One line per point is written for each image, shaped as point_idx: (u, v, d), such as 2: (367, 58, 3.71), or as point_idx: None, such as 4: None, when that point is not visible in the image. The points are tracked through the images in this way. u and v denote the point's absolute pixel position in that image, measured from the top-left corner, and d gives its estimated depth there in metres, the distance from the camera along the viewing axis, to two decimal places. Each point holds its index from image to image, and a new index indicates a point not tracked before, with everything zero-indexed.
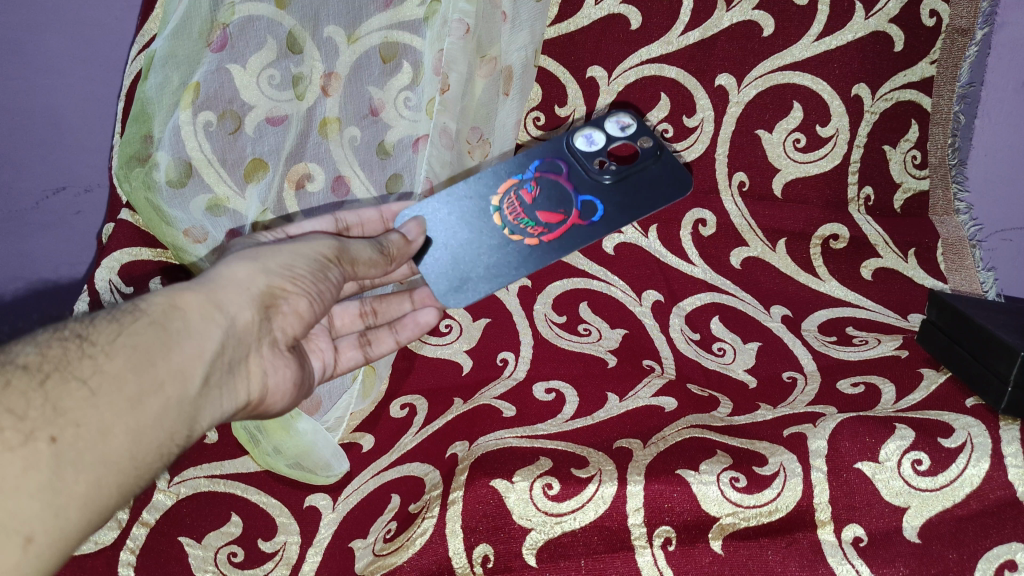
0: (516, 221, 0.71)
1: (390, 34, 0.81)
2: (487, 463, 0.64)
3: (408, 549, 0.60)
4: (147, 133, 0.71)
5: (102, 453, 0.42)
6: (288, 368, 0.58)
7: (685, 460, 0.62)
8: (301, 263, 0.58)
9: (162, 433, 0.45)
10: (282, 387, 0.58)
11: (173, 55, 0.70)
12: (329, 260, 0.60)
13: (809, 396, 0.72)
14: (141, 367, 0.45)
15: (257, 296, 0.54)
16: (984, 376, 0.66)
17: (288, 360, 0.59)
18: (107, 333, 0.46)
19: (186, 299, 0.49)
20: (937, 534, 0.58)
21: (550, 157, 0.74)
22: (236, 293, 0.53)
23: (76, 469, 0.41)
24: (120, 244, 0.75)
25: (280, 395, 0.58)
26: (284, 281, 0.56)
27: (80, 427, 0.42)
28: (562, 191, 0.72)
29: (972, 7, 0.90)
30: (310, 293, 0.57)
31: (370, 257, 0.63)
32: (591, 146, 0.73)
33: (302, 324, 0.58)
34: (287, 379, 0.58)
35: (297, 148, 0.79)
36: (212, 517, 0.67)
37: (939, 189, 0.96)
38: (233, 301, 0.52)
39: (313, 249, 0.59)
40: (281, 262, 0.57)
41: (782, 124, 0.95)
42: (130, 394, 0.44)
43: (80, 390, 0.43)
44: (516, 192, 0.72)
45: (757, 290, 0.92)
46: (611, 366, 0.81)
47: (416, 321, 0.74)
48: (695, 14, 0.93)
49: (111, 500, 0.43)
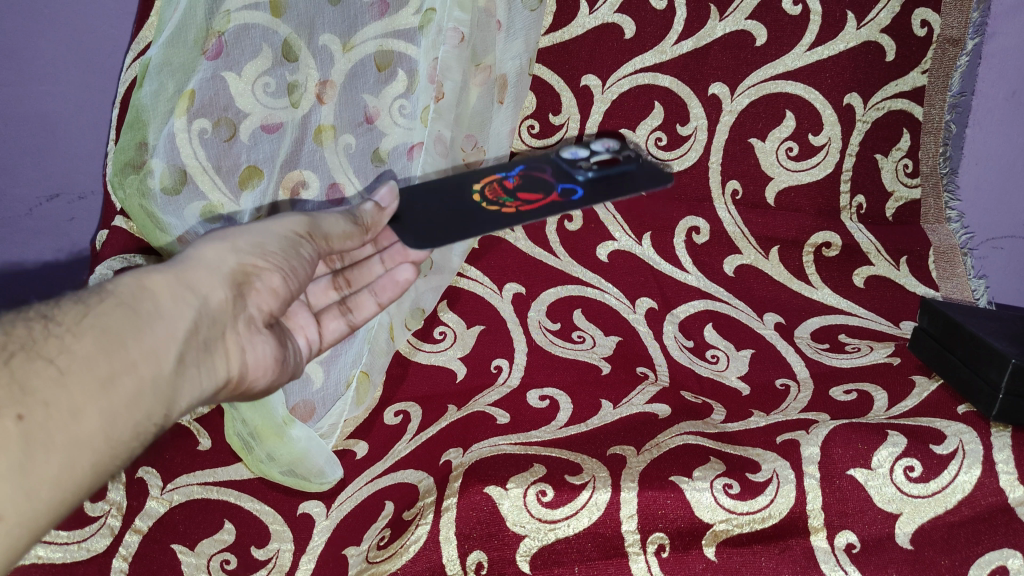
0: (494, 199, 0.70)
1: (385, 43, 0.82)
2: (481, 469, 0.64)
3: (402, 556, 0.60)
4: (142, 140, 0.71)
5: (75, 433, 0.42)
6: (266, 345, 0.58)
7: (679, 466, 0.62)
8: (273, 241, 0.58)
9: (136, 414, 0.45)
10: (262, 364, 0.57)
11: (168, 63, 0.70)
12: (301, 236, 0.60)
13: (802, 403, 0.73)
14: (111, 348, 0.45)
15: (228, 273, 0.54)
16: (975, 384, 0.66)
17: (267, 337, 0.58)
18: (74, 314, 0.45)
19: (154, 281, 0.49)
20: (930, 541, 0.58)
21: (536, 163, 0.75)
22: (206, 273, 0.53)
23: (47, 449, 0.41)
24: (114, 251, 0.75)
25: (262, 372, 0.57)
26: (255, 258, 0.56)
27: (50, 407, 0.41)
28: (544, 183, 0.72)
29: (962, 17, 0.91)
30: (283, 269, 0.57)
31: (343, 229, 0.64)
32: (575, 155, 0.73)
33: (277, 301, 0.57)
34: (267, 356, 0.58)
35: (292, 155, 0.79)
36: (205, 524, 0.66)
37: (931, 197, 0.97)
38: (204, 281, 0.52)
39: (283, 227, 0.60)
40: (251, 240, 0.57)
41: (775, 132, 0.96)
42: (102, 374, 0.44)
43: (49, 369, 0.42)
44: (498, 183, 0.72)
45: (751, 297, 0.93)
46: (605, 373, 0.81)
47: (395, 280, 0.72)
48: (689, 24, 0.94)
49: (85, 480, 0.43)
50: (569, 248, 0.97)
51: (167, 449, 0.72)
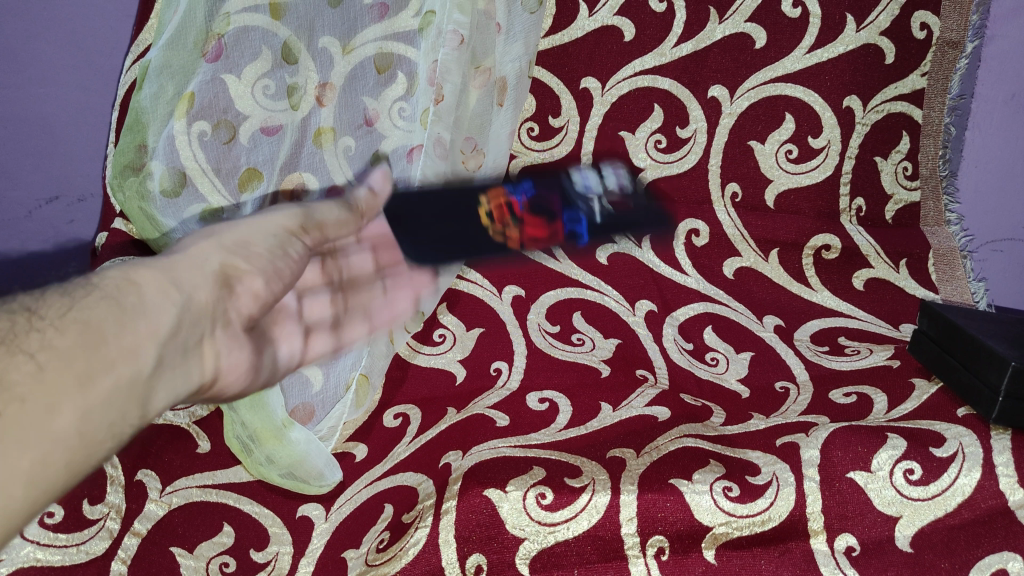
0: (502, 221, 0.80)
1: (385, 45, 0.82)
2: (481, 473, 0.64)
3: (400, 560, 0.60)
4: (142, 142, 0.71)
5: (49, 431, 0.39)
6: (243, 351, 0.55)
7: (679, 469, 0.62)
8: (262, 241, 0.56)
9: (110, 415, 0.42)
10: (238, 369, 0.54)
11: (167, 65, 0.70)
12: (291, 238, 0.59)
13: (801, 406, 0.73)
14: (93, 344, 0.42)
15: (215, 270, 0.52)
16: (975, 387, 0.65)
17: (245, 343, 0.55)
18: (56, 308, 0.42)
19: (142, 276, 0.47)
20: (929, 544, 0.58)
21: (544, 189, 0.83)
22: (194, 270, 0.50)
23: (20, 445, 0.37)
24: (113, 254, 0.74)
25: (235, 379, 0.55)
26: (243, 258, 0.54)
27: (25, 401, 0.38)
28: (549, 211, 0.81)
29: (962, 20, 0.91)
30: (269, 272, 0.55)
31: (337, 218, 0.64)
32: (587, 187, 0.85)
33: (259, 304, 0.55)
34: (243, 361, 0.55)
35: (292, 157, 0.79)
36: (204, 527, 0.66)
37: (930, 200, 0.96)
38: (192, 280, 0.50)
39: (275, 227, 0.58)
40: (239, 240, 0.55)
41: (774, 135, 0.96)
42: (81, 370, 0.40)
43: (27, 362, 0.39)
44: (505, 201, 0.80)
45: (751, 301, 0.93)
46: (604, 375, 0.81)
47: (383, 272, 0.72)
48: (689, 27, 0.94)
49: (57, 481, 0.39)
50: None
51: (166, 452, 0.72)
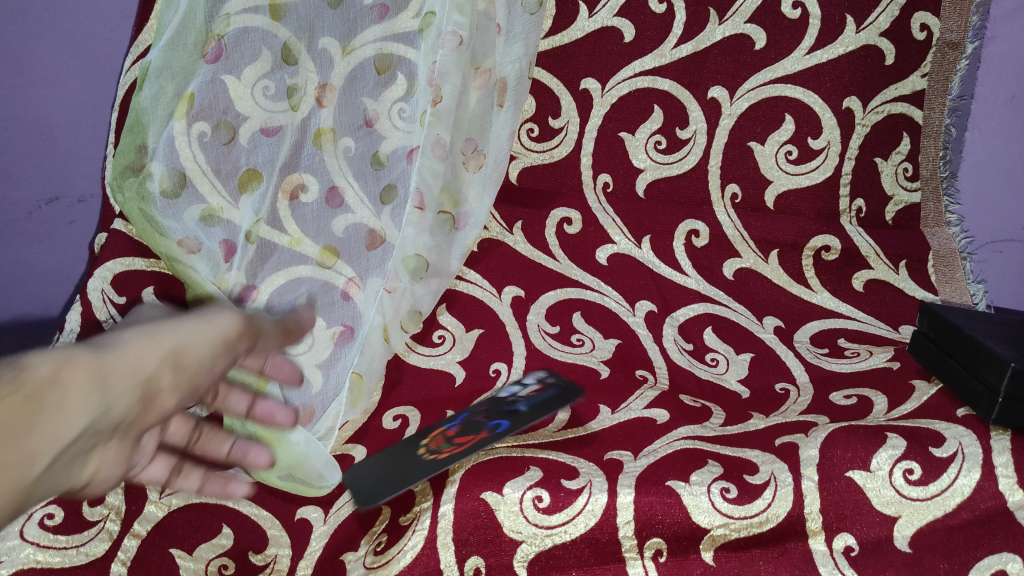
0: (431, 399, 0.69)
1: (385, 46, 0.82)
2: (478, 472, 0.63)
3: (399, 561, 0.59)
4: (142, 143, 0.73)
5: None
6: (119, 463, 0.42)
7: (676, 471, 0.62)
8: (195, 354, 0.42)
9: None
10: (107, 478, 0.42)
11: (168, 66, 0.73)
12: (224, 353, 0.44)
13: (801, 406, 0.73)
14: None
15: (146, 376, 0.39)
16: (975, 388, 0.65)
17: (122, 454, 0.42)
18: None
19: (75, 366, 0.35)
20: (927, 545, 0.58)
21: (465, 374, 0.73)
22: (132, 369, 0.38)
23: None
24: (113, 255, 0.81)
25: (100, 487, 0.42)
26: (168, 371, 0.40)
27: None
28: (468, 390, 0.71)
29: (961, 20, 0.91)
30: (190, 391, 0.42)
31: (275, 337, 0.50)
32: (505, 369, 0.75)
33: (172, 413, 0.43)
34: (117, 471, 0.42)
35: (292, 157, 0.79)
36: (203, 529, 0.66)
37: (930, 202, 0.96)
38: (124, 381, 0.38)
39: (211, 336, 0.44)
40: (180, 341, 0.41)
41: (773, 136, 0.96)
42: None
43: None
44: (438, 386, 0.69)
45: (751, 302, 0.93)
46: (604, 376, 0.81)
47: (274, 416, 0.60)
48: (689, 28, 0.94)
49: None
50: (569, 251, 0.98)
51: None
